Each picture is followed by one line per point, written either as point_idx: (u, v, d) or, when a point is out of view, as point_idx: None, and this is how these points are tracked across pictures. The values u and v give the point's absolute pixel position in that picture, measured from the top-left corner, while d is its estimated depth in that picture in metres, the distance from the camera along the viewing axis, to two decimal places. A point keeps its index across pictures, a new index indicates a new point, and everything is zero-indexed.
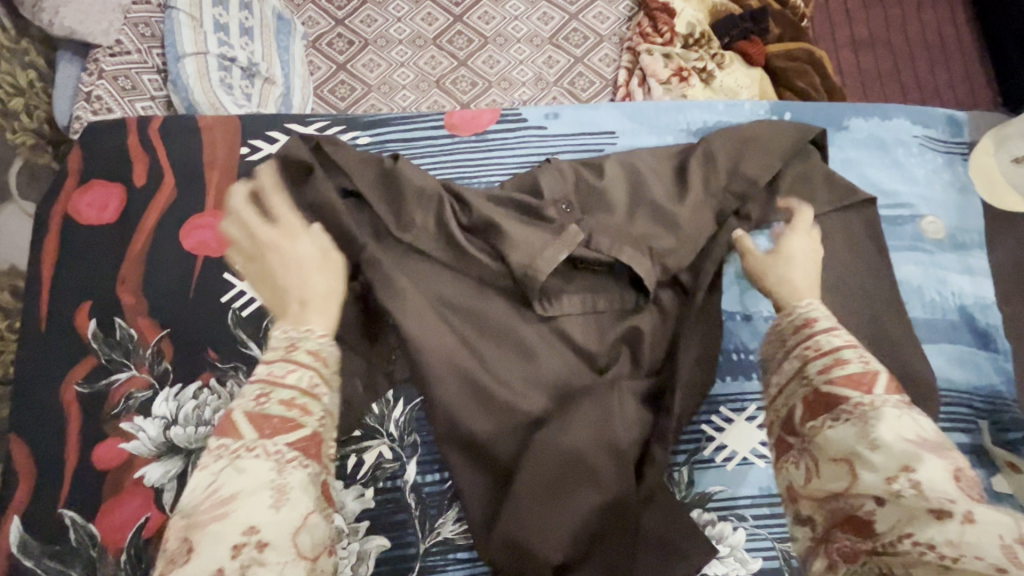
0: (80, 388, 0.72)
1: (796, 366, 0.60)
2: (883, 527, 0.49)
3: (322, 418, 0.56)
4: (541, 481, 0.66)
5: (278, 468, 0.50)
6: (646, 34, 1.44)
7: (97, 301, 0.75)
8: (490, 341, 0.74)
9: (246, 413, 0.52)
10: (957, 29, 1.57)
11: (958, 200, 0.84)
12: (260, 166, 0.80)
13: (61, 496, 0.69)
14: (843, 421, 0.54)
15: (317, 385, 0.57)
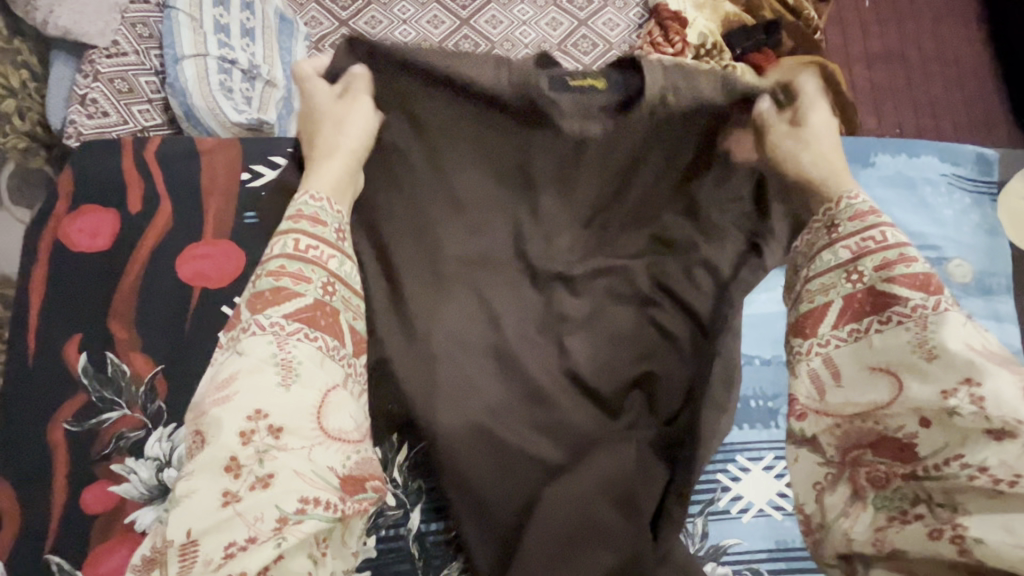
0: (69, 426, 0.69)
1: (845, 258, 0.54)
2: (930, 450, 0.46)
3: (324, 287, 0.54)
4: (555, 540, 0.62)
5: (278, 342, 0.49)
6: (656, 44, 1.39)
7: (89, 334, 0.71)
8: (503, 386, 0.71)
9: (245, 300, 0.53)
10: (973, 46, 1.54)
11: (987, 243, 0.81)
12: (262, 193, 0.77)
13: (47, 540, 0.66)
14: (894, 325, 0.49)
15: (309, 250, 0.55)
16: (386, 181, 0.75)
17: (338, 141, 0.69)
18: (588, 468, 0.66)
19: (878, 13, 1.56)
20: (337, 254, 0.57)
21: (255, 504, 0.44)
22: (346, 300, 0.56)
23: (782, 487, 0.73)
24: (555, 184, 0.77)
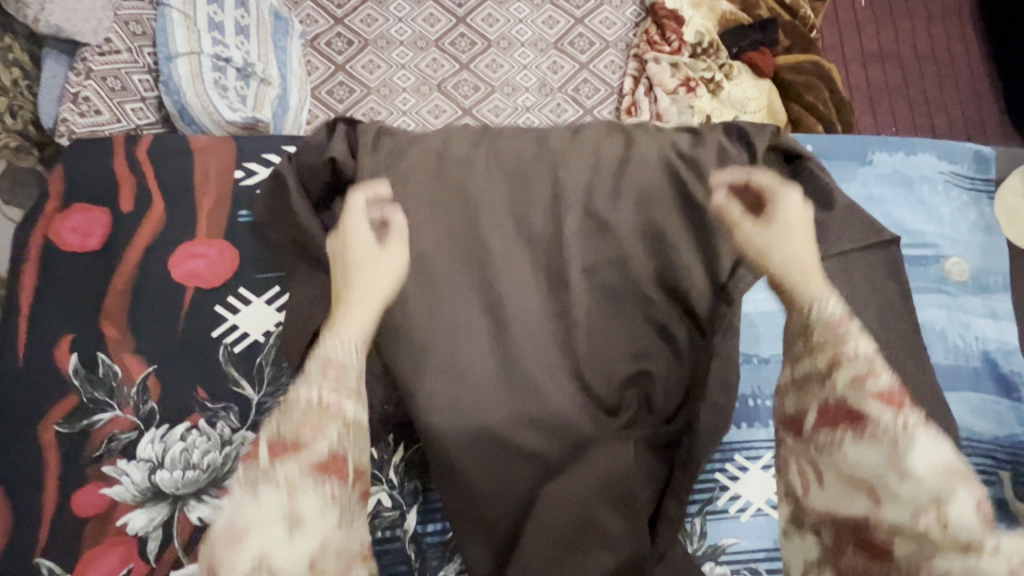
0: (60, 427, 0.68)
1: (821, 368, 0.52)
2: (901, 554, 0.44)
3: (340, 437, 0.50)
4: (551, 541, 0.63)
5: (287, 494, 0.46)
6: (653, 42, 1.40)
7: (80, 334, 0.70)
8: (504, 383, 0.70)
9: (262, 439, 0.48)
10: (968, 45, 1.54)
11: (984, 241, 0.81)
12: (257, 191, 0.76)
13: (38, 543, 0.65)
14: (863, 441, 0.47)
15: (331, 399, 0.51)
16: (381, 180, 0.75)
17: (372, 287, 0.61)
18: (586, 468, 0.66)
19: (873, 13, 1.56)
20: (354, 397, 0.52)
21: None
22: (361, 443, 0.52)
23: None
24: (552, 184, 0.77)
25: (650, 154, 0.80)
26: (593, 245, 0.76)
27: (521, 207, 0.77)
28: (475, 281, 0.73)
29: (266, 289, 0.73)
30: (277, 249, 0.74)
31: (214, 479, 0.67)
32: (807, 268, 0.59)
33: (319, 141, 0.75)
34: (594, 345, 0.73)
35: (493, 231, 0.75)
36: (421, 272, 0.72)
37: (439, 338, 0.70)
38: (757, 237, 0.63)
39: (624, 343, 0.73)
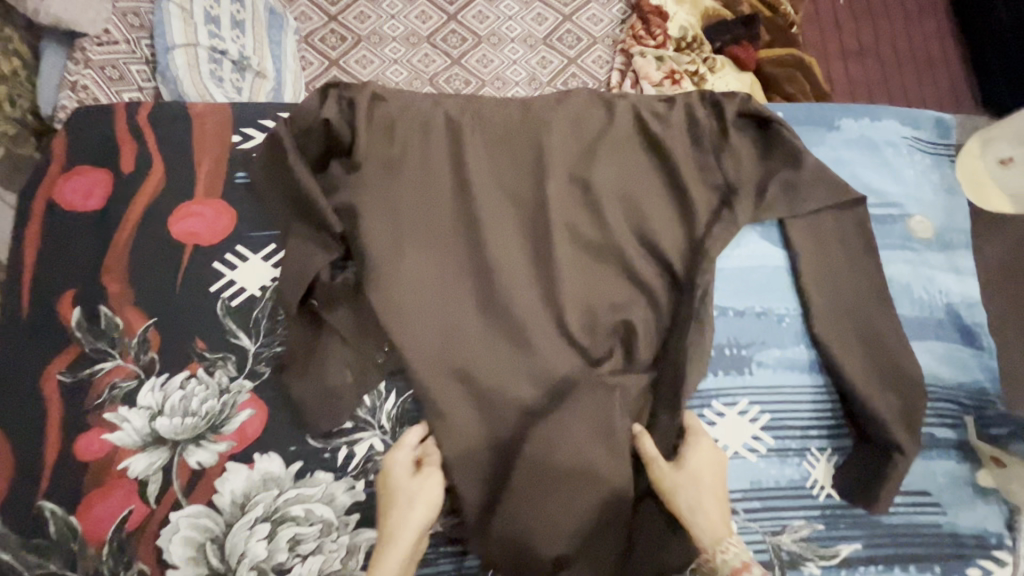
0: (63, 377, 0.70)
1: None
2: None
3: None
4: (543, 482, 0.67)
5: None
6: (639, 37, 1.44)
7: (82, 289, 0.73)
8: (493, 333, 0.73)
9: None
10: (943, 42, 1.60)
11: (947, 201, 0.86)
12: (254, 155, 0.79)
13: (41, 487, 0.67)
14: None
15: None
16: (374, 147, 0.78)
17: (404, 520, 0.63)
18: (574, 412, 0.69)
19: (852, 11, 1.62)
20: None
21: None
22: None
23: (755, 430, 0.76)
24: (538, 149, 0.81)
25: (630, 122, 0.84)
26: (577, 206, 0.79)
27: (507, 168, 0.80)
28: (465, 240, 0.76)
29: (262, 247, 0.76)
30: (272, 209, 0.77)
31: (212, 426, 0.70)
32: (697, 521, 0.63)
33: (312, 106, 0.79)
34: (577, 299, 0.76)
35: (480, 190, 0.78)
36: (411, 232, 0.75)
37: (431, 293, 0.73)
38: (666, 477, 0.66)
39: (611, 300, 0.76)
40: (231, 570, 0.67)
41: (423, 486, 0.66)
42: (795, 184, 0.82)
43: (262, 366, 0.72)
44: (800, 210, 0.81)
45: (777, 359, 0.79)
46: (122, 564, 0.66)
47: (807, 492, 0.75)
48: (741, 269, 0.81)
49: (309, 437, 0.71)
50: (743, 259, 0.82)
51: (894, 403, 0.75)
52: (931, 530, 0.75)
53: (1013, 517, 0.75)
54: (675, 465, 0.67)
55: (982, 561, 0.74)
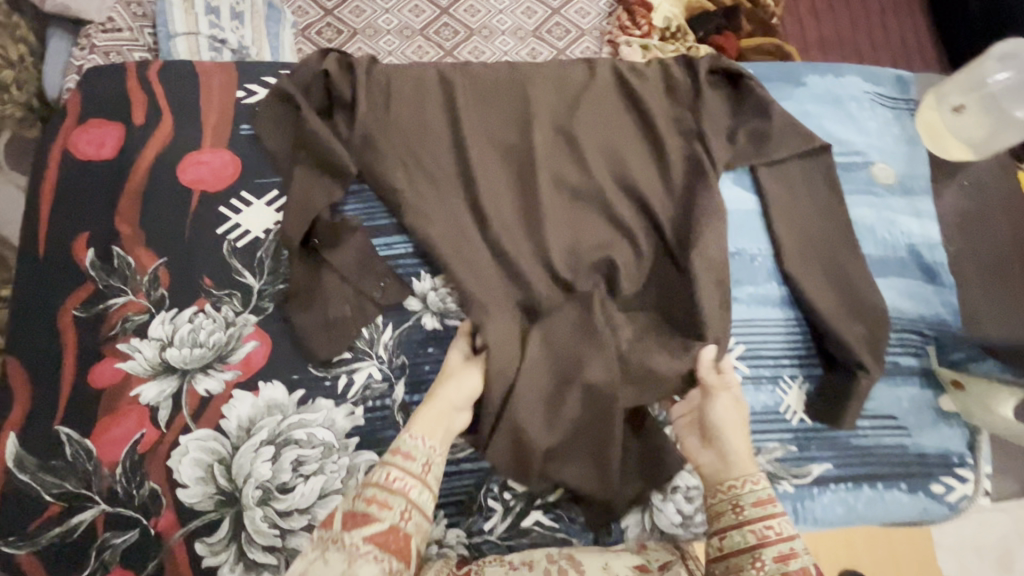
0: (78, 312, 0.74)
1: (751, 543, 0.55)
2: None
3: (402, 513, 0.52)
4: (542, 380, 0.71)
5: (348, 558, 0.49)
6: (625, 27, 1.51)
7: (96, 233, 0.77)
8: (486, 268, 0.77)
9: (343, 508, 0.53)
10: (918, 32, 1.68)
11: (907, 150, 0.92)
12: (257, 109, 0.84)
13: (57, 413, 0.71)
14: None
15: (394, 480, 0.54)
16: (371, 100, 0.84)
17: (450, 395, 0.65)
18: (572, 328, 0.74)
19: (830, 2, 1.70)
20: (420, 484, 0.55)
21: None
22: (422, 530, 0.54)
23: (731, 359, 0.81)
24: (524, 102, 0.86)
25: (610, 80, 0.90)
26: (561, 154, 0.85)
27: (496, 120, 0.85)
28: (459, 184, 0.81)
29: (265, 193, 0.81)
30: (275, 158, 0.82)
31: (219, 356, 0.74)
32: (734, 449, 0.64)
33: (313, 63, 0.84)
34: (562, 238, 0.81)
35: (471, 139, 0.83)
36: (406, 177, 0.80)
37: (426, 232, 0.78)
38: (717, 411, 0.68)
39: (596, 239, 0.82)
40: (237, 489, 0.71)
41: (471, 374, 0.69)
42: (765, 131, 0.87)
43: (267, 301, 0.77)
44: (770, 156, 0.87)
45: (751, 294, 0.84)
46: (134, 482, 0.69)
47: (780, 418, 0.79)
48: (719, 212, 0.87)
49: (310, 366, 0.75)
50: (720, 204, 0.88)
51: (859, 331, 0.80)
52: (898, 451, 0.79)
53: (973, 437, 0.80)
54: (727, 405, 0.69)
55: (945, 478, 0.79)
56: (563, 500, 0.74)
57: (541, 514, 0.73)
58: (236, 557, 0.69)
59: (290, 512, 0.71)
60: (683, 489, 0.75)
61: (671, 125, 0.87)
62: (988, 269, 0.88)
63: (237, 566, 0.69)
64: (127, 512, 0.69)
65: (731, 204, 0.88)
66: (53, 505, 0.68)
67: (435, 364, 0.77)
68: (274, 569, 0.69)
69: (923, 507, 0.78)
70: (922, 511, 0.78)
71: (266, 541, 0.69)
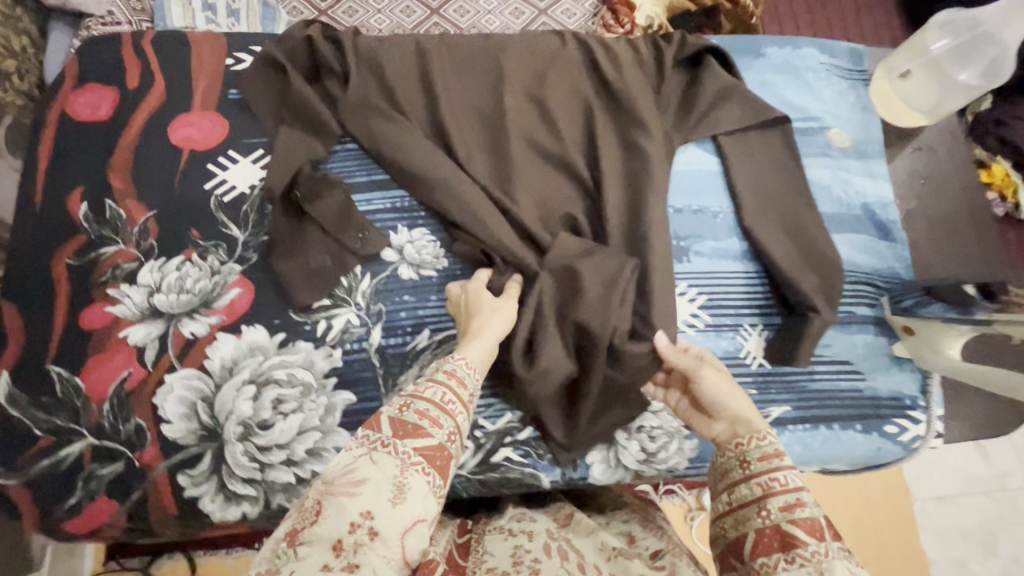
0: (71, 260, 0.78)
1: (756, 494, 0.58)
2: None
3: (449, 435, 0.54)
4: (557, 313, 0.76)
5: (401, 466, 0.49)
6: (608, 26, 1.50)
7: (90, 187, 0.82)
8: (461, 218, 0.81)
9: (391, 414, 0.53)
10: (893, 32, 1.74)
11: (862, 117, 0.97)
12: (245, 74, 0.89)
13: (48, 353, 0.75)
14: (798, 567, 0.51)
15: (448, 403, 0.57)
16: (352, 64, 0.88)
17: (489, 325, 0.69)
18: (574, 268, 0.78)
19: (809, 5, 1.76)
20: (465, 412, 0.58)
21: (316, 547, 0.44)
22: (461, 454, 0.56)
23: (694, 308, 0.85)
24: (498, 70, 0.92)
25: (580, 50, 0.95)
26: (532, 118, 0.90)
27: (470, 86, 0.91)
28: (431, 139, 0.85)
29: (251, 152, 0.85)
30: (260, 120, 0.87)
31: (204, 301, 0.78)
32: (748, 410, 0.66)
33: (297, 32, 0.89)
34: (532, 195, 0.85)
35: (447, 103, 0.88)
36: (384, 137, 0.85)
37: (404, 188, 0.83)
38: (713, 382, 0.69)
39: (564, 196, 0.86)
40: (219, 425, 0.74)
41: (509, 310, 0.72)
42: (725, 95, 0.92)
43: (251, 252, 0.81)
44: (729, 119, 0.92)
45: (712, 249, 0.88)
46: (120, 417, 0.73)
47: (741, 363, 0.83)
48: (684, 172, 0.91)
49: (291, 311, 0.79)
50: (684, 165, 0.92)
51: (814, 281, 0.84)
52: (853, 394, 0.83)
53: (925, 381, 0.84)
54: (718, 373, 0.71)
55: (899, 419, 0.82)
56: (532, 438, 0.78)
57: (510, 451, 0.77)
58: (216, 489, 0.72)
59: (269, 447, 0.74)
60: (647, 429, 0.79)
61: (638, 87, 0.91)
62: (935, 229, 0.94)
63: (217, 497, 0.72)
64: (113, 445, 0.72)
65: (695, 165, 0.92)
66: (43, 438, 0.72)
67: (410, 311, 0.81)
68: (252, 500, 0.72)
69: (877, 446, 0.81)
70: (877, 449, 0.81)
71: (245, 474, 0.73)
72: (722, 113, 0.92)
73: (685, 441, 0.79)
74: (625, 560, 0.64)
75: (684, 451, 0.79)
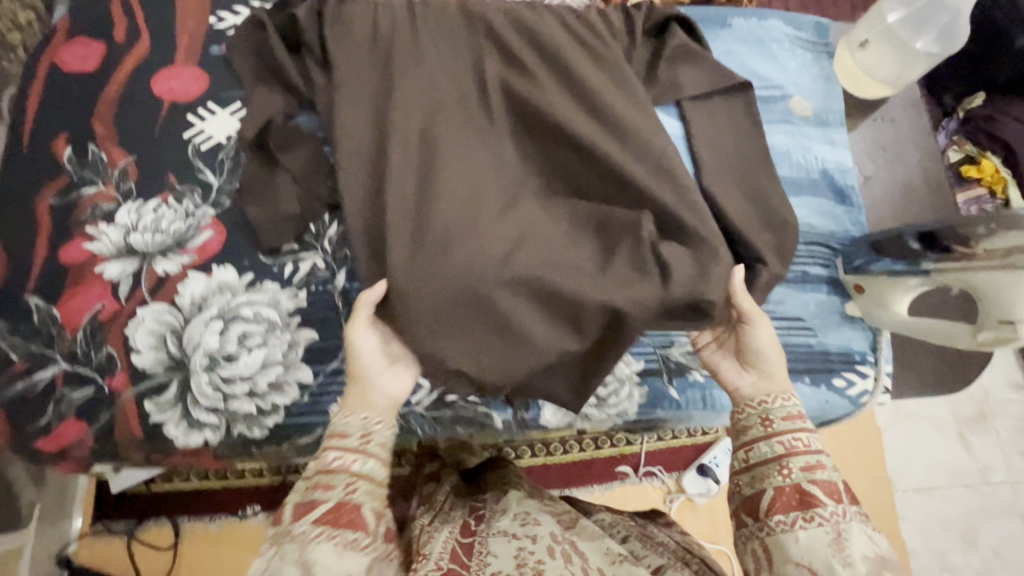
0: (53, 200, 0.82)
1: (777, 452, 0.62)
2: None
3: (346, 488, 0.56)
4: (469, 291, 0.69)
5: (301, 545, 0.52)
6: None
7: (74, 133, 0.86)
8: (391, 176, 0.74)
9: (290, 501, 0.56)
10: None
11: (824, 88, 0.99)
12: (226, 32, 0.92)
13: (28, 285, 0.79)
14: (815, 525, 0.57)
15: (336, 459, 0.58)
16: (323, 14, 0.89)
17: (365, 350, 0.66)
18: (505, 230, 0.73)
19: None
20: (361, 454, 0.59)
21: None
22: (373, 493, 0.57)
23: None
24: None
25: None
26: None
27: None
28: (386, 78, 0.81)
29: (230, 105, 0.89)
30: (239, 74, 0.90)
31: (178, 241, 0.82)
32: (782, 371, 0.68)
33: None
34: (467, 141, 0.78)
35: None
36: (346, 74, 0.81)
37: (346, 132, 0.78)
38: (759, 336, 0.70)
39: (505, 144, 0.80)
40: (186, 356, 0.77)
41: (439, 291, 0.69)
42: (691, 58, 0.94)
43: (224, 197, 0.85)
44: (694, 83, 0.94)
45: None
46: (92, 346, 0.77)
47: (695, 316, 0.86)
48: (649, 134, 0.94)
49: (260, 253, 0.83)
50: None
51: (769, 239, 0.86)
52: (804, 348, 0.85)
53: (874, 338, 0.87)
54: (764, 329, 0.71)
55: (847, 373, 0.84)
56: None
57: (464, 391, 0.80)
58: (181, 415, 0.76)
59: (233, 378, 0.77)
60: None
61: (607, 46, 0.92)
62: (891, 197, 0.98)
63: (181, 424, 0.76)
64: (85, 371, 0.76)
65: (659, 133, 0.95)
66: (19, 363, 0.76)
67: None
68: (215, 428, 0.76)
69: (825, 399, 0.83)
70: (825, 402, 0.83)
71: (209, 403, 0.76)
72: (689, 76, 0.94)
73: (636, 387, 0.82)
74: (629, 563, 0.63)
75: (634, 397, 0.82)
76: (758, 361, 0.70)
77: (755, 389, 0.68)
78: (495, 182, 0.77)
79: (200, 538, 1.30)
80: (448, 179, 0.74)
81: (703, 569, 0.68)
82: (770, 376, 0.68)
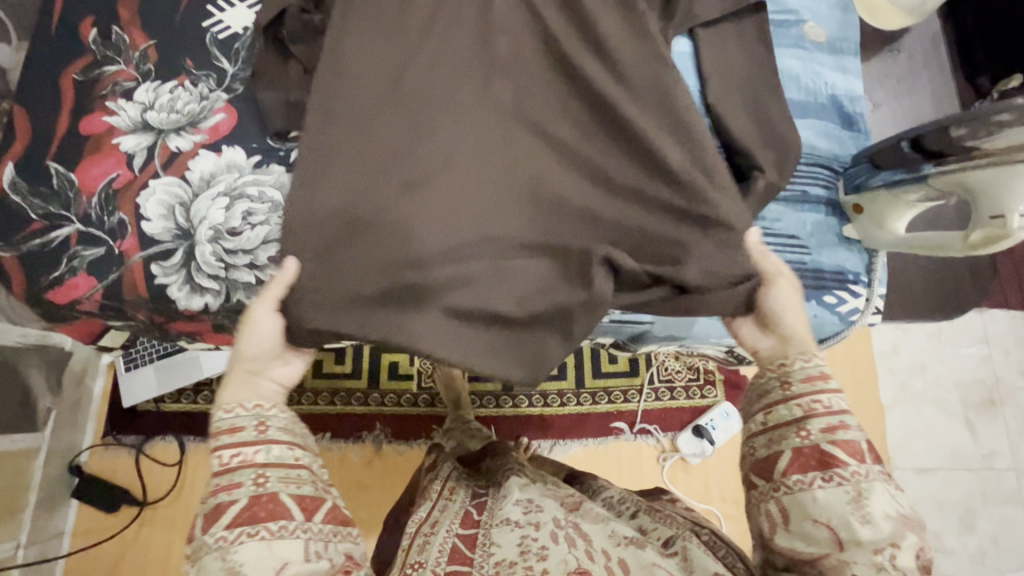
0: (77, 76, 0.86)
1: (797, 415, 0.62)
2: (809, 546, 0.57)
3: (254, 483, 0.57)
4: (388, 237, 0.70)
5: (222, 554, 0.54)
6: None
7: (100, 16, 0.89)
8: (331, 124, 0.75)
9: (199, 513, 0.57)
10: None
11: (840, 17, 0.98)
12: None
13: (49, 151, 0.83)
14: (835, 484, 0.58)
15: (233, 457, 0.59)
16: None
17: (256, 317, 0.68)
18: (407, 217, 0.71)
19: None
20: (263, 445, 0.60)
21: None
22: (288, 476, 0.59)
23: None
24: None
25: None
26: None
27: None
28: None
29: None
30: None
31: (191, 121, 0.85)
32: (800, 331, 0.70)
33: None
34: (403, 120, 0.75)
35: None
36: None
37: (353, 28, 0.78)
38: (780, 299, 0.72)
39: (472, 106, 0.76)
40: (192, 227, 0.81)
41: (365, 238, 0.70)
42: None
43: (238, 84, 0.88)
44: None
45: None
46: (105, 211, 0.80)
47: None
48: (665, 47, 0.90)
49: (269, 137, 0.85)
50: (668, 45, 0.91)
51: (771, 155, 0.86)
52: (798, 265, 0.85)
53: (870, 260, 0.87)
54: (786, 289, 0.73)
55: (839, 292, 0.85)
56: None
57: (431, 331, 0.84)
58: (184, 280, 0.80)
59: (234, 251, 0.80)
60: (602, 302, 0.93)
61: None
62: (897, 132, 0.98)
63: (184, 287, 0.80)
64: (98, 233, 0.80)
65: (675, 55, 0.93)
66: (38, 222, 0.80)
67: None
68: (215, 294, 0.81)
69: (813, 314, 0.84)
70: (814, 316, 0.84)
71: (212, 271, 0.80)
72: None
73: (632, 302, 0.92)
74: (636, 547, 0.65)
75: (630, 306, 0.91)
76: (775, 323, 0.71)
77: (776, 354, 0.70)
78: (443, 125, 0.75)
79: (201, 465, 1.34)
80: (385, 132, 0.74)
81: (712, 539, 0.68)
82: (789, 342, 0.69)
